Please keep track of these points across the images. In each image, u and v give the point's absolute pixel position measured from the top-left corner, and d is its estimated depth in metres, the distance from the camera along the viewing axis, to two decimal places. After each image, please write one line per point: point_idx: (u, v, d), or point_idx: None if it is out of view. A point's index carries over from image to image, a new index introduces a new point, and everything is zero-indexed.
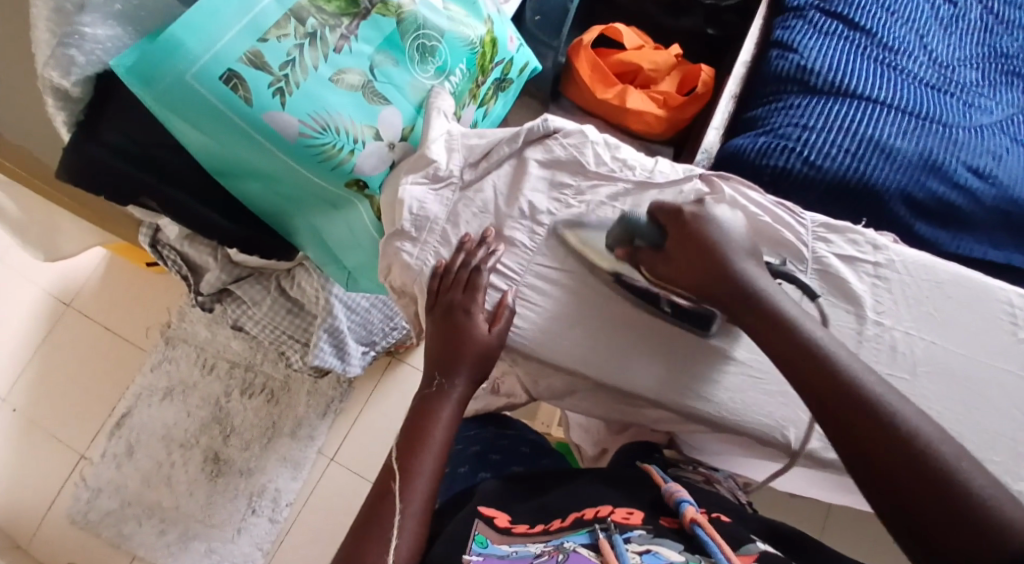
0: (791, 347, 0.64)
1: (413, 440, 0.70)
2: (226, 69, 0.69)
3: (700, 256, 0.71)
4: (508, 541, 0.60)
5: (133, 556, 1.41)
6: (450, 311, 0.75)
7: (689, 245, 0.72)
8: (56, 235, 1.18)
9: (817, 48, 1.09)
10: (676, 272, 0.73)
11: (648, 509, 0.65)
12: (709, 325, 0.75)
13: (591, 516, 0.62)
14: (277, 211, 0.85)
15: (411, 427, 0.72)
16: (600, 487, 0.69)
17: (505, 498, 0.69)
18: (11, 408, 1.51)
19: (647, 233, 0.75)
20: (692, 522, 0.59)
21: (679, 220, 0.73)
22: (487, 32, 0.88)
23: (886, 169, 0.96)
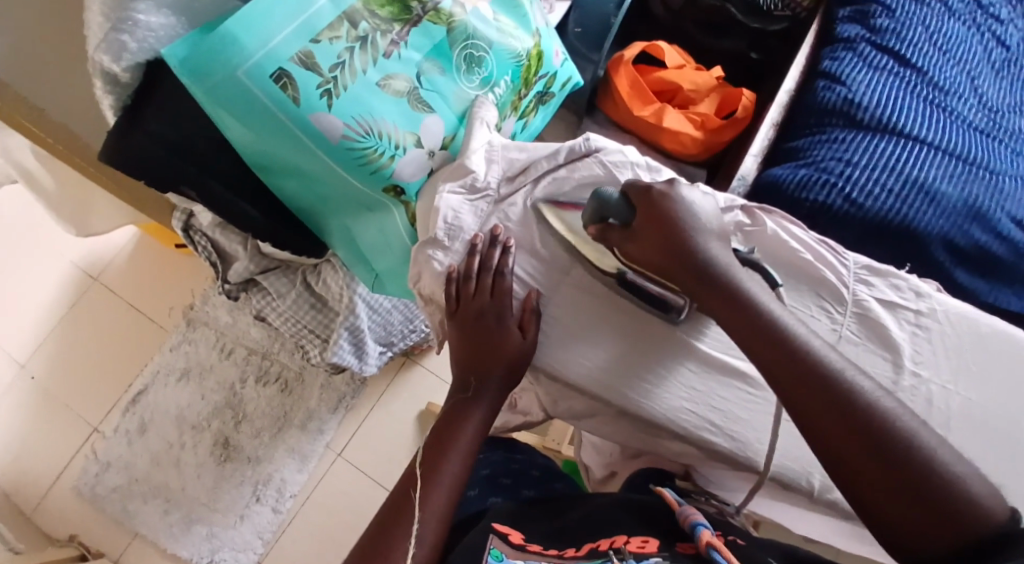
0: (785, 361, 0.63)
1: (438, 448, 0.72)
2: (278, 67, 0.69)
3: (669, 237, 0.70)
4: (523, 557, 0.60)
5: (136, 534, 1.42)
6: (481, 318, 0.75)
7: (656, 223, 0.70)
8: (89, 211, 1.19)
9: (866, 82, 1.07)
10: (645, 253, 0.71)
11: (663, 536, 0.64)
12: (676, 314, 0.75)
13: (606, 548, 0.60)
14: (314, 211, 0.86)
15: (438, 436, 0.74)
16: (617, 509, 0.68)
17: (523, 520, 0.68)
18: (29, 375, 1.53)
19: (619, 211, 0.72)
20: (708, 546, 0.58)
21: (649, 199, 0.71)
22: (534, 46, 0.88)
23: (930, 213, 0.95)
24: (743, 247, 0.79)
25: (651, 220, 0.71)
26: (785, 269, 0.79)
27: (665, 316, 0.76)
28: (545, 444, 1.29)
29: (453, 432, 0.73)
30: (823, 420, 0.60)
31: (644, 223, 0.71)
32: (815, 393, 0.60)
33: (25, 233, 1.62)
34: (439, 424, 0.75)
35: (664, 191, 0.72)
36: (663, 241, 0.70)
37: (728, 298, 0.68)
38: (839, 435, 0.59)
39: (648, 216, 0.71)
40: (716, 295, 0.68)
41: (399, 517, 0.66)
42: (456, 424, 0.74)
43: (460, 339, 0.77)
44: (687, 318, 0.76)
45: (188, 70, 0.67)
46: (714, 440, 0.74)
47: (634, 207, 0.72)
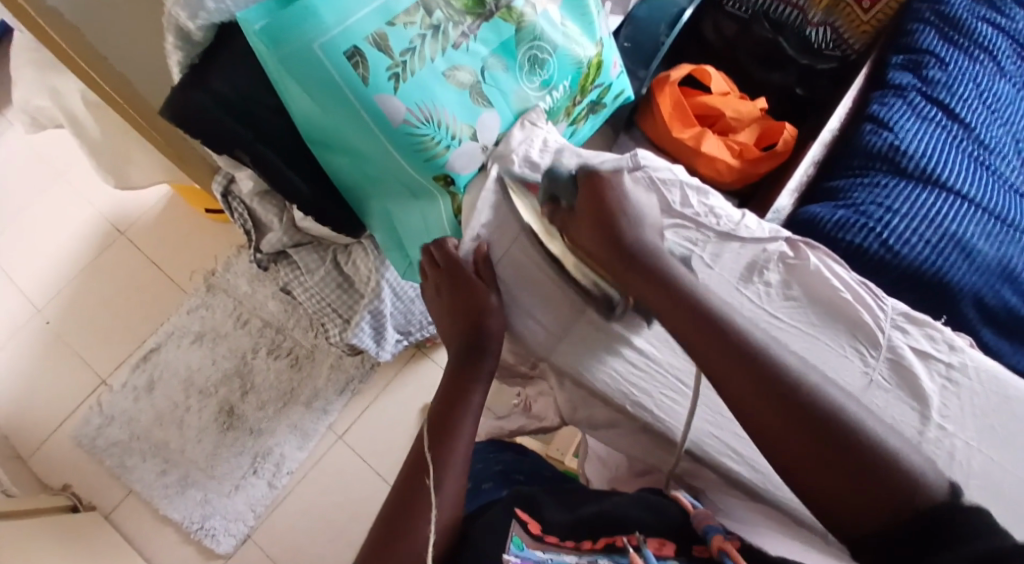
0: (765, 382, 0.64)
1: (449, 415, 0.75)
2: (351, 45, 0.73)
3: (605, 220, 0.78)
4: (542, 547, 0.63)
5: (130, 490, 1.42)
6: (456, 288, 0.82)
7: (593, 207, 0.78)
8: (127, 164, 1.20)
9: (913, 131, 1.06)
10: (581, 235, 0.79)
11: (678, 537, 0.66)
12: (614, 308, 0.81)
13: (625, 543, 0.63)
14: (359, 191, 0.87)
15: (444, 406, 0.76)
16: (637, 508, 0.68)
17: (542, 500, 0.70)
18: (43, 320, 1.54)
19: (565, 189, 0.81)
20: (720, 551, 0.59)
21: (593, 180, 0.79)
22: (596, 54, 0.91)
23: (964, 268, 0.95)
24: (784, 278, 0.83)
25: (590, 202, 0.79)
26: (821, 306, 0.81)
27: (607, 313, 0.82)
28: (549, 453, 1.29)
29: (456, 422, 0.74)
30: (770, 424, 0.63)
31: (583, 203, 0.79)
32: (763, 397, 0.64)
33: (59, 180, 1.62)
34: (445, 394, 0.77)
35: (606, 177, 0.79)
36: (599, 224, 0.78)
37: (661, 282, 0.75)
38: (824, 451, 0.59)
39: (587, 196, 0.79)
40: (644, 272, 0.76)
41: (417, 499, 0.68)
42: (461, 394, 0.77)
43: (465, 308, 0.81)
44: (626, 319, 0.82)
45: (265, 37, 0.70)
46: (734, 467, 0.77)
47: (578, 188, 0.80)
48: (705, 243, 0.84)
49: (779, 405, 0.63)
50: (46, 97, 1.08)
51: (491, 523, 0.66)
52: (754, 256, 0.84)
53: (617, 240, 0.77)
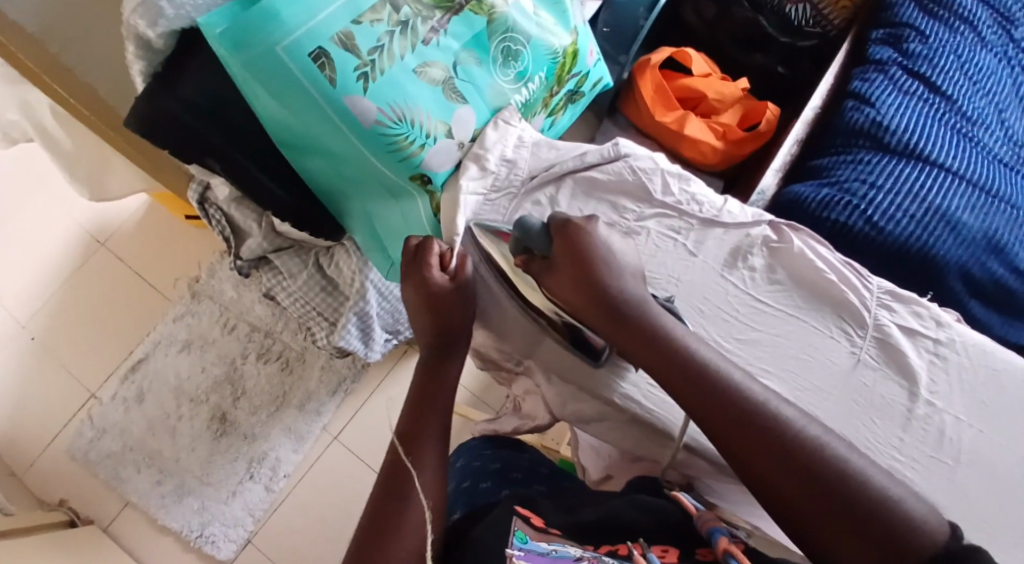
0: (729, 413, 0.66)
1: (418, 416, 0.76)
2: (317, 46, 0.71)
3: (583, 272, 0.74)
4: (546, 538, 0.62)
5: (126, 501, 1.41)
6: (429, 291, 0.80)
7: (572, 257, 0.75)
8: (104, 173, 1.18)
9: (894, 105, 1.05)
10: (560, 287, 0.76)
11: (680, 544, 0.65)
12: (598, 356, 0.78)
13: (627, 550, 0.61)
14: (334, 192, 0.86)
15: (413, 408, 0.77)
16: (638, 513, 0.68)
17: (544, 506, 0.71)
18: (29, 335, 1.52)
19: (539, 241, 0.76)
20: (725, 552, 0.59)
21: (566, 232, 0.75)
22: (571, 43, 0.89)
23: (950, 242, 0.95)
24: (768, 262, 0.82)
25: (566, 253, 0.75)
26: (807, 287, 0.80)
27: (592, 361, 0.79)
28: (544, 444, 1.29)
29: (423, 423, 0.75)
30: (769, 472, 0.62)
31: (560, 256, 0.75)
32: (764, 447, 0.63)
33: (37, 192, 1.60)
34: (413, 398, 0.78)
35: (580, 226, 0.76)
36: (578, 273, 0.74)
37: (647, 336, 0.72)
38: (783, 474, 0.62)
39: (562, 248, 0.75)
40: (625, 324, 0.73)
41: (404, 498, 0.68)
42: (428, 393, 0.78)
43: (443, 312, 0.80)
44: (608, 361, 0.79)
45: (227, 41, 0.68)
46: None
47: (552, 239, 0.76)
48: (688, 231, 0.83)
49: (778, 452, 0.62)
50: (13, 111, 1.06)
51: (491, 523, 0.66)
52: (737, 241, 0.83)
53: (598, 294, 0.74)
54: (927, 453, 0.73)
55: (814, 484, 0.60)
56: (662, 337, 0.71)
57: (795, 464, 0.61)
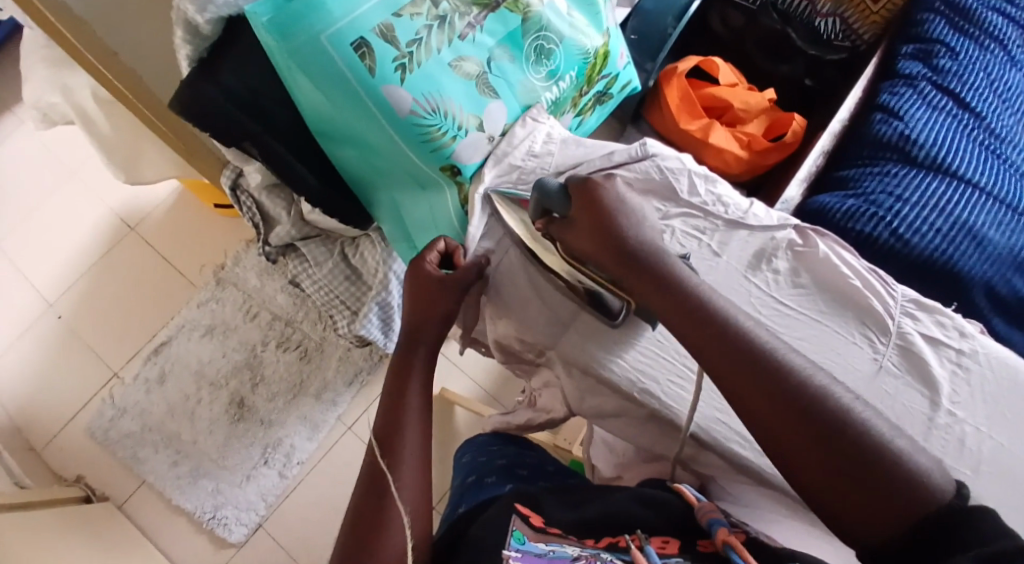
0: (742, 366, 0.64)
1: (395, 405, 0.77)
2: (358, 36, 0.74)
3: (603, 224, 0.76)
4: (544, 539, 0.63)
5: (143, 481, 1.44)
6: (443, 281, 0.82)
7: (589, 209, 0.76)
8: (139, 160, 1.21)
9: (923, 119, 1.06)
10: (576, 240, 0.78)
11: (682, 535, 0.66)
12: (615, 316, 0.81)
13: (626, 542, 0.62)
14: (365, 182, 0.88)
15: (390, 400, 0.78)
16: (638, 507, 0.69)
17: (546, 499, 0.72)
18: (56, 315, 1.55)
19: (557, 203, 0.78)
20: (726, 545, 0.60)
21: (584, 188, 0.77)
22: (602, 45, 0.91)
23: (975, 256, 0.95)
24: (792, 265, 0.83)
25: (586, 206, 0.77)
26: (832, 293, 0.81)
27: (609, 320, 0.81)
28: (556, 443, 1.30)
29: (400, 411, 0.76)
30: (773, 420, 0.61)
31: (579, 211, 0.77)
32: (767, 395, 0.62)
33: (71, 175, 1.63)
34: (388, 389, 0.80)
35: (599, 182, 0.78)
36: (595, 225, 0.76)
37: (660, 284, 0.73)
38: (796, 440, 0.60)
39: (583, 202, 0.77)
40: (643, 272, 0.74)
41: (387, 483, 0.69)
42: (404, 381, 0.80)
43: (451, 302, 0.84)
44: (626, 321, 0.82)
45: (273, 30, 0.71)
46: (745, 454, 0.77)
47: (571, 198, 0.78)
48: (714, 231, 0.84)
49: (781, 399, 0.61)
50: (56, 94, 1.09)
51: (490, 520, 0.67)
52: (762, 243, 0.84)
53: (616, 241, 0.75)
54: (948, 463, 0.73)
55: (825, 441, 0.59)
56: (678, 285, 0.72)
57: (804, 422, 0.60)
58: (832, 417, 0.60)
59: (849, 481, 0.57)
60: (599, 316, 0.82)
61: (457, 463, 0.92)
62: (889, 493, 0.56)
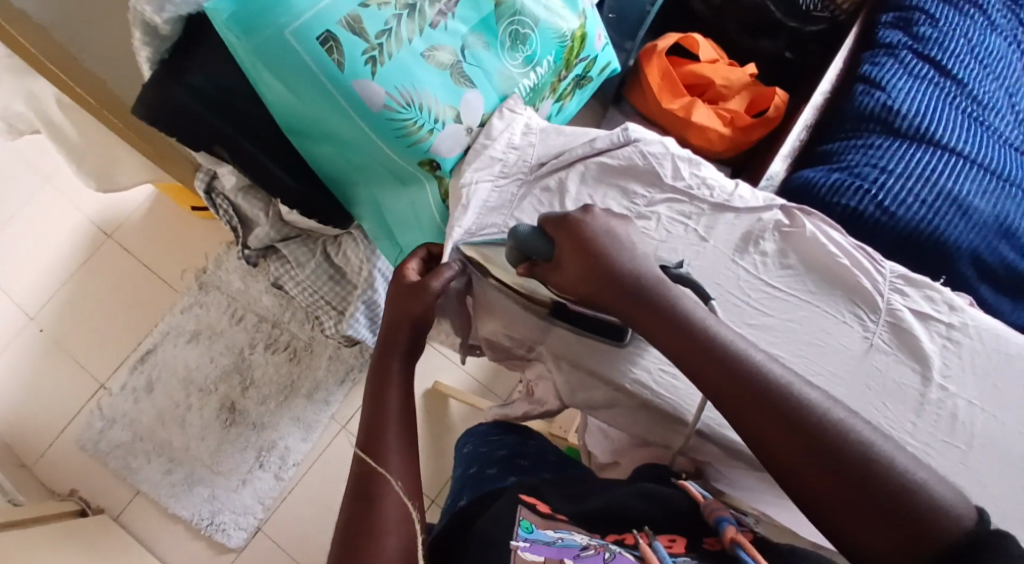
0: (733, 385, 0.63)
1: (378, 405, 0.74)
2: (324, 30, 0.71)
3: (592, 261, 0.73)
4: (552, 527, 0.61)
5: (137, 491, 1.42)
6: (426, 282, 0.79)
7: (576, 250, 0.73)
8: (111, 167, 1.18)
9: (905, 89, 1.04)
10: (569, 283, 0.74)
11: (687, 534, 0.66)
12: (623, 335, 0.78)
13: (633, 540, 0.61)
14: (342, 179, 0.86)
15: (373, 400, 0.75)
16: (638, 500, 0.68)
17: (547, 490, 0.70)
18: (37, 327, 1.52)
19: (540, 249, 0.75)
20: (734, 543, 0.59)
21: (565, 226, 0.75)
22: (579, 27, 0.89)
23: (962, 226, 0.94)
24: (780, 246, 0.81)
25: (572, 247, 0.74)
26: (820, 272, 0.80)
27: (618, 342, 0.78)
28: (552, 432, 1.29)
29: (383, 411, 0.74)
30: (781, 444, 0.60)
31: (564, 251, 0.74)
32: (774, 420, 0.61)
33: (43, 184, 1.60)
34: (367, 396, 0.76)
35: (580, 218, 0.75)
36: (585, 262, 0.73)
37: (658, 313, 0.69)
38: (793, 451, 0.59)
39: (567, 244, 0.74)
40: (642, 306, 0.70)
41: (376, 490, 0.66)
42: (385, 378, 0.77)
43: (429, 297, 0.79)
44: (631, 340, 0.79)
45: (236, 25, 0.70)
46: (737, 440, 0.75)
47: (553, 241, 0.74)
48: (699, 216, 0.82)
49: (789, 419, 0.60)
50: (21, 102, 1.06)
51: (498, 511, 0.65)
52: (749, 226, 0.82)
53: (607, 275, 0.72)
54: (940, 439, 0.72)
55: (834, 465, 0.58)
56: (671, 312, 0.69)
57: (808, 443, 0.59)
58: (840, 444, 0.59)
59: (864, 508, 0.56)
60: (605, 341, 0.78)
61: (460, 453, 0.92)
62: (901, 515, 0.56)
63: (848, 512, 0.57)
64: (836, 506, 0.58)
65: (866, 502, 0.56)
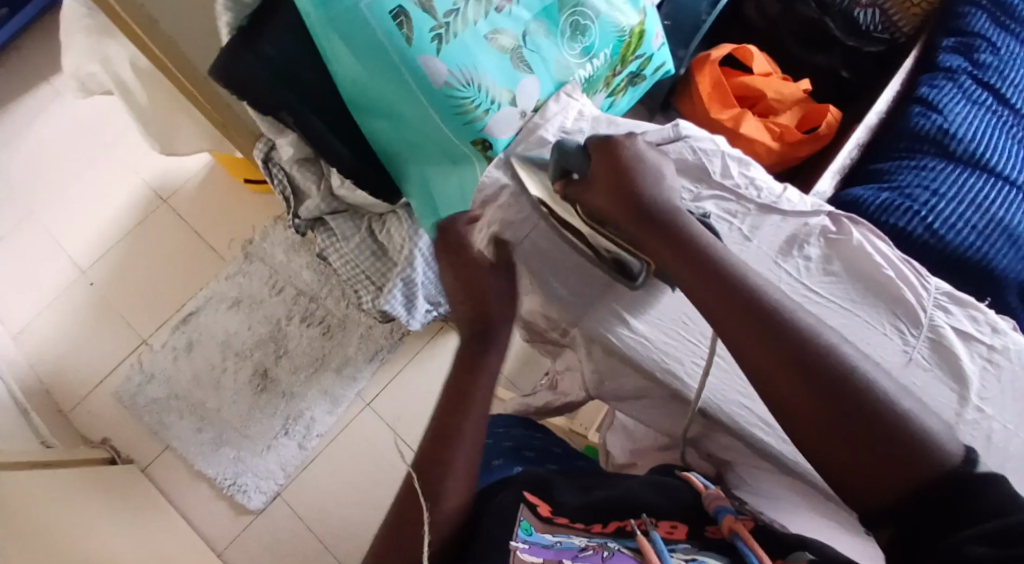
0: (756, 333, 0.63)
1: (464, 392, 0.72)
2: (397, 5, 0.75)
3: (620, 183, 0.74)
4: (551, 530, 0.63)
5: (167, 446, 1.47)
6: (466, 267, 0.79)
7: (607, 170, 0.75)
8: (171, 132, 1.22)
9: (963, 114, 1.04)
10: (594, 199, 0.75)
11: (690, 522, 0.67)
12: (635, 276, 0.79)
13: (632, 527, 0.63)
14: (396, 156, 0.89)
15: (461, 382, 0.73)
16: (646, 491, 0.70)
17: (556, 482, 0.70)
18: (88, 281, 1.58)
19: (577, 161, 0.77)
20: (732, 532, 0.61)
21: (605, 146, 0.76)
22: (638, 23, 0.91)
23: (1010, 256, 0.93)
24: (824, 252, 0.82)
25: (604, 166, 0.75)
26: (863, 280, 0.80)
27: (630, 282, 0.79)
28: (573, 428, 1.30)
29: (465, 403, 0.71)
30: (798, 401, 0.60)
31: (597, 170, 0.76)
32: (780, 361, 0.61)
33: (106, 145, 1.66)
34: (453, 383, 0.74)
35: (621, 141, 0.76)
36: (613, 181, 0.74)
37: (680, 247, 0.71)
38: (814, 424, 0.59)
39: (599, 161, 0.76)
40: (660, 235, 0.73)
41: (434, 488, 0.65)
42: (475, 367, 0.74)
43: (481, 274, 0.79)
44: (645, 284, 0.80)
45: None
46: (765, 439, 0.77)
47: (590, 156, 0.77)
48: (745, 216, 0.83)
49: (813, 375, 0.60)
50: (94, 63, 1.11)
51: (500, 503, 0.66)
52: (794, 229, 0.83)
53: (634, 200, 0.73)
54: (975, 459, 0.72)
55: (847, 416, 0.58)
56: (693, 250, 0.71)
57: (824, 391, 0.59)
58: (860, 402, 0.58)
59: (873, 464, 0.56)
60: (619, 278, 0.80)
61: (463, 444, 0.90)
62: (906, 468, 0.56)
63: (857, 475, 0.57)
64: (843, 462, 0.58)
65: (865, 442, 0.57)
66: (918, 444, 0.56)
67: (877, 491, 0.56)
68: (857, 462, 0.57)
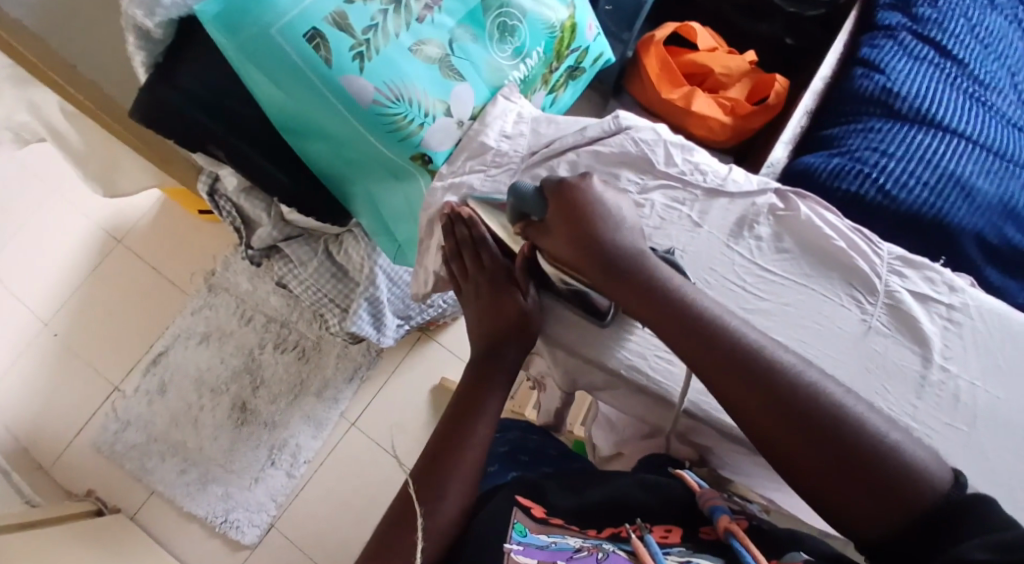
0: (731, 368, 0.64)
1: (462, 421, 0.76)
2: (311, 27, 0.74)
3: (582, 231, 0.73)
4: (545, 530, 0.62)
5: (153, 490, 1.44)
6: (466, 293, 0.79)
7: (566, 216, 0.74)
8: (115, 172, 1.19)
9: (906, 71, 1.04)
10: (556, 247, 0.75)
11: (683, 519, 0.67)
12: (603, 314, 0.76)
13: (627, 532, 0.62)
14: (337, 176, 0.87)
15: (459, 411, 0.77)
16: (637, 490, 0.68)
17: (548, 485, 0.70)
18: (51, 333, 1.54)
19: (534, 204, 0.76)
20: (727, 532, 0.61)
21: (562, 190, 0.75)
22: (568, 16, 0.91)
23: (965, 208, 0.93)
24: (775, 230, 0.81)
25: (562, 211, 0.74)
26: (816, 254, 0.80)
27: (597, 319, 0.77)
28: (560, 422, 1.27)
29: (464, 435, 0.75)
30: (782, 438, 0.61)
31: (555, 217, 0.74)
32: (763, 405, 0.62)
33: (54, 192, 1.62)
34: (455, 411, 0.78)
35: (576, 183, 0.75)
36: (575, 229, 0.73)
37: (645, 289, 0.71)
38: (800, 449, 0.60)
39: (560, 210, 0.74)
40: (630, 284, 0.71)
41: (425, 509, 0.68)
42: (477, 403, 0.77)
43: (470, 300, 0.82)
44: (614, 320, 0.77)
45: (219, 24, 0.72)
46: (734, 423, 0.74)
47: (547, 200, 0.75)
48: (693, 202, 0.82)
49: (795, 418, 0.61)
50: (24, 113, 1.08)
51: (492, 513, 0.66)
52: (743, 210, 0.82)
53: (599, 248, 0.73)
54: (944, 420, 0.72)
55: (838, 456, 0.59)
56: (661, 296, 0.70)
57: (805, 421, 0.61)
58: (839, 429, 0.60)
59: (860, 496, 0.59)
60: (587, 317, 0.77)
61: None
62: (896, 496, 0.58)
63: (849, 503, 0.59)
64: (833, 492, 0.60)
65: (853, 481, 0.59)
66: (901, 467, 0.59)
67: (867, 524, 0.59)
68: (846, 494, 0.59)
